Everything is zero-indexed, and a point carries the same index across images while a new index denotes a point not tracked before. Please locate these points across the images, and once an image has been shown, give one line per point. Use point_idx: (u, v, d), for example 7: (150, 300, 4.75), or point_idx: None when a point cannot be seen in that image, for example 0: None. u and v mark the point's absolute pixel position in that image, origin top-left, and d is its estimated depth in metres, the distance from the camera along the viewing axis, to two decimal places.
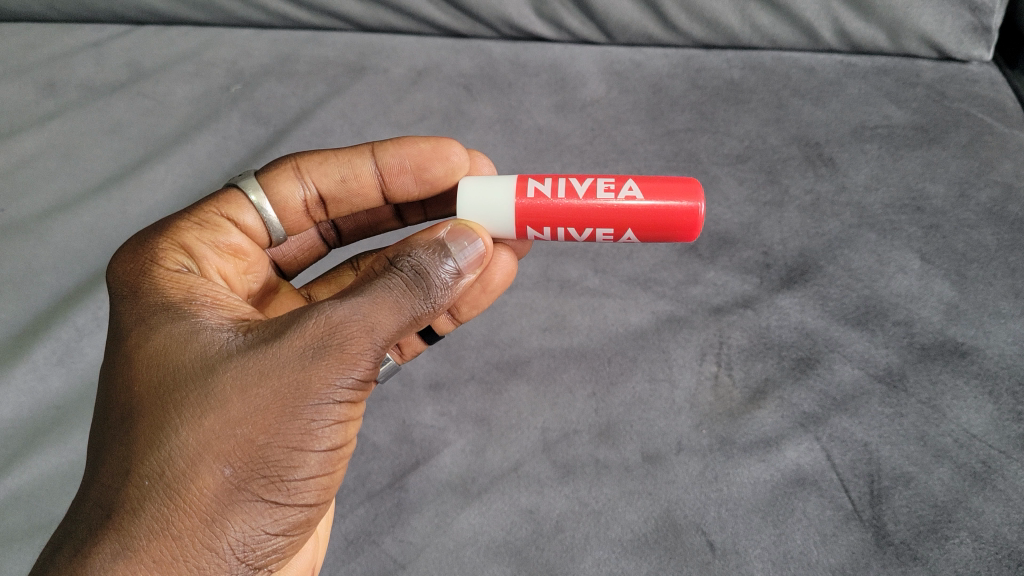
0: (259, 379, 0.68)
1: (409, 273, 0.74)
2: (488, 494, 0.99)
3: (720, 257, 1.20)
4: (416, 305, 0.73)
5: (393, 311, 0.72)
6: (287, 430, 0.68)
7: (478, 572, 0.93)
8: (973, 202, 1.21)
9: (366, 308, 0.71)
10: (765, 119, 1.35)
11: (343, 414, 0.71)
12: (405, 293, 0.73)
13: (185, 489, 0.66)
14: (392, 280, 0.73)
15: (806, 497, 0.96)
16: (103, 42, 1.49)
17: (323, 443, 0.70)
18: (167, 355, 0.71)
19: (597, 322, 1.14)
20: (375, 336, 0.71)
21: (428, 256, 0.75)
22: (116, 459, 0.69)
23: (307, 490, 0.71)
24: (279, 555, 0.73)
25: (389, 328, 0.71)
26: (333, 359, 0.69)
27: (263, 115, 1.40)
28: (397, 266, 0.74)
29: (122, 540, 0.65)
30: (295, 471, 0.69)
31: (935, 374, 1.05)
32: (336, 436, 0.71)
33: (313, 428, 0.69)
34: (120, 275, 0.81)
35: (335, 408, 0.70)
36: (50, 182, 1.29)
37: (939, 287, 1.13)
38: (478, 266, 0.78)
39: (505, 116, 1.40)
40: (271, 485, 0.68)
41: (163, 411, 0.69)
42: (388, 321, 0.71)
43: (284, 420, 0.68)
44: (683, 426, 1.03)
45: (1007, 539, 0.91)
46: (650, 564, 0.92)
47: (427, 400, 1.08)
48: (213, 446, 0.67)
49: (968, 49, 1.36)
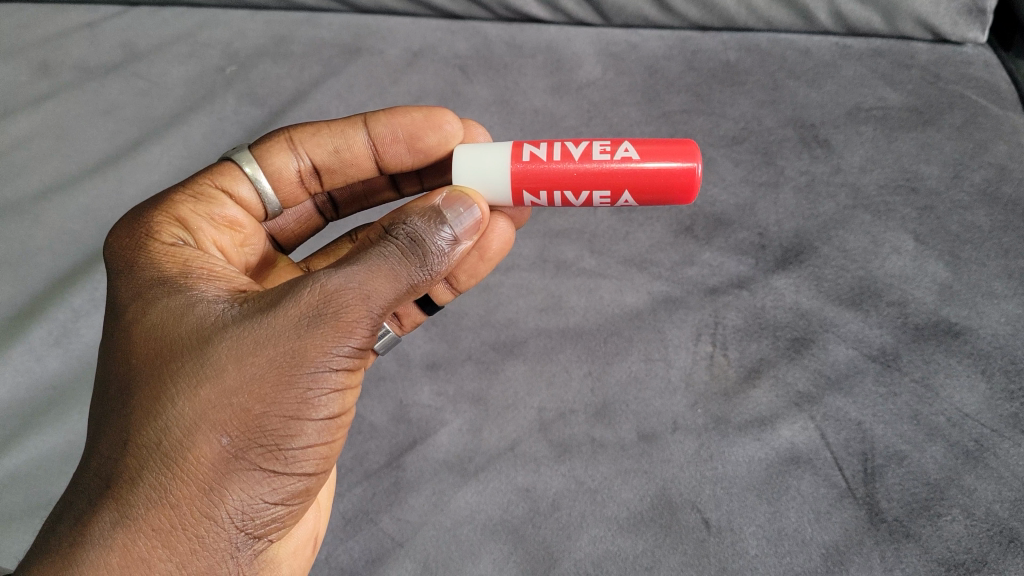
0: (255, 349, 0.68)
1: (405, 241, 0.73)
2: (485, 473, 0.99)
3: (716, 238, 1.20)
4: (413, 274, 0.73)
5: (390, 280, 0.71)
6: (284, 400, 0.69)
7: (476, 549, 0.94)
8: (967, 183, 1.22)
9: (362, 276, 0.71)
10: (761, 101, 1.36)
11: (341, 383, 0.71)
12: (402, 261, 0.72)
13: (182, 458, 0.67)
14: (388, 248, 0.73)
15: (801, 475, 0.97)
16: (98, 23, 1.48)
17: (321, 411, 0.70)
18: (163, 327, 0.71)
19: (593, 302, 1.14)
20: (371, 305, 0.70)
21: (424, 223, 0.75)
22: (117, 431, 0.69)
23: (305, 459, 0.71)
24: (279, 524, 0.73)
25: (387, 297, 0.71)
26: (329, 327, 0.69)
27: (259, 97, 1.39)
28: (393, 234, 0.74)
29: (120, 508, 0.67)
30: (293, 440, 0.69)
31: (929, 353, 1.06)
32: (335, 404, 0.71)
33: (310, 397, 0.69)
34: (116, 249, 0.81)
35: (331, 376, 0.70)
36: (45, 163, 1.28)
37: (933, 267, 1.14)
38: (475, 233, 0.78)
39: (501, 97, 1.40)
40: (269, 455, 0.69)
41: (160, 381, 0.69)
42: (384, 290, 0.71)
43: (281, 388, 0.68)
44: (679, 405, 1.04)
45: (999, 516, 0.93)
46: (646, 541, 0.93)
47: (424, 379, 1.08)
48: (209, 416, 0.67)
49: (962, 31, 1.36)
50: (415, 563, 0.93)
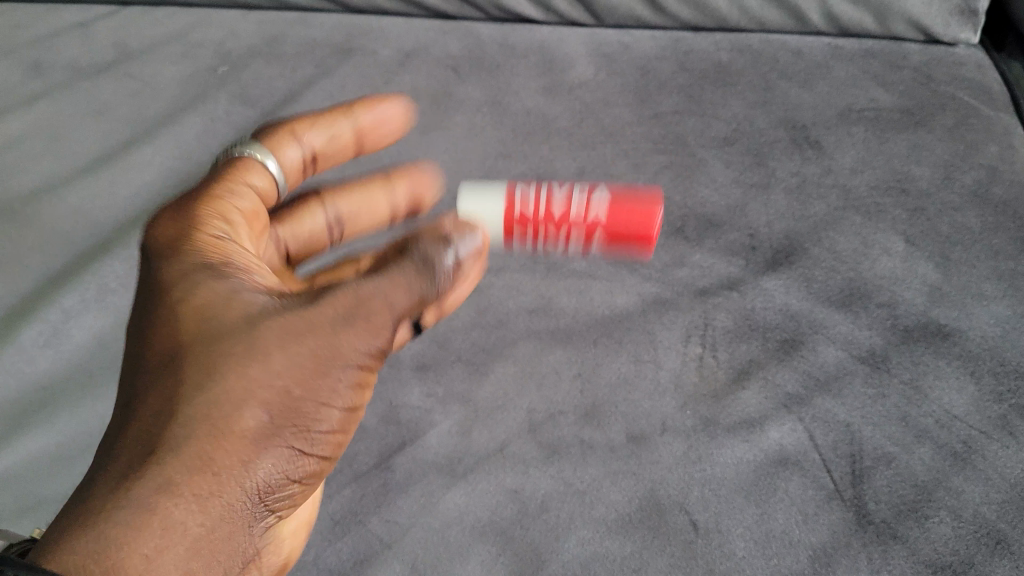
0: (297, 336, 0.73)
1: (420, 262, 0.84)
2: (474, 474, 0.98)
3: (706, 239, 1.20)
4: (426, 287, 0.83)
5: (407, 291, 0.82)
6: (319, 387, 0.74)
7: (465, 550, 0.93)
8: (958, 184, 1.23)
9: (388, 285, 0.81)
10: (752, 102, 1.36)
11: (360, 378, 0.78)
12: (419, 277, 0.83)
13: (226, 428, 0.68)
14: (409, 264, 0.84)
15: (789, 477, 0.97)
16: (89, 24, 1.50)
17: (342, 402, 0.76)
18: (210, 309, 0.75)
19: (583, 304, 1.14)
20: (393, 311, 0.80)
21: (434, 245, 0.86)
22: (156, 400, 0.70)
23: (325, 445, 0.76)
24: (287, 503, 0.76)
25: (408, 304, 0.81)
26: (359, 326, 0.77)
27: (251, 97, 1.39)
28: (411, 254, 0.85)
29: (156, 470, 0.65)
30: (320, 425, 0.74)
31: (917, 355, 1.06)
32: (352, 399, 0.78)
33: (337, 388, 0.75)
34: (161, 237, 0.86)
35: (354, 372, 0.77)
36: (37, 164, 1.28)
37: (923, 269, 1.15)
38: (477, 258, 0.90)
39: (493, 98, 1.39)
40: (300, 434, 0.73)
41: (202, 356, 0.71)
42: (404, 298, 0.81)
43: (315, 376, 0.74)
44: (669, 406, 1.04)
45: (986, 518, 0.93)
46: (635, 543, 0.93)
47: (414, 381, 1.07)
48: (254, 392, 0.70)
49: (954, 32, 1.38)
50: (403, 565, 0.92)
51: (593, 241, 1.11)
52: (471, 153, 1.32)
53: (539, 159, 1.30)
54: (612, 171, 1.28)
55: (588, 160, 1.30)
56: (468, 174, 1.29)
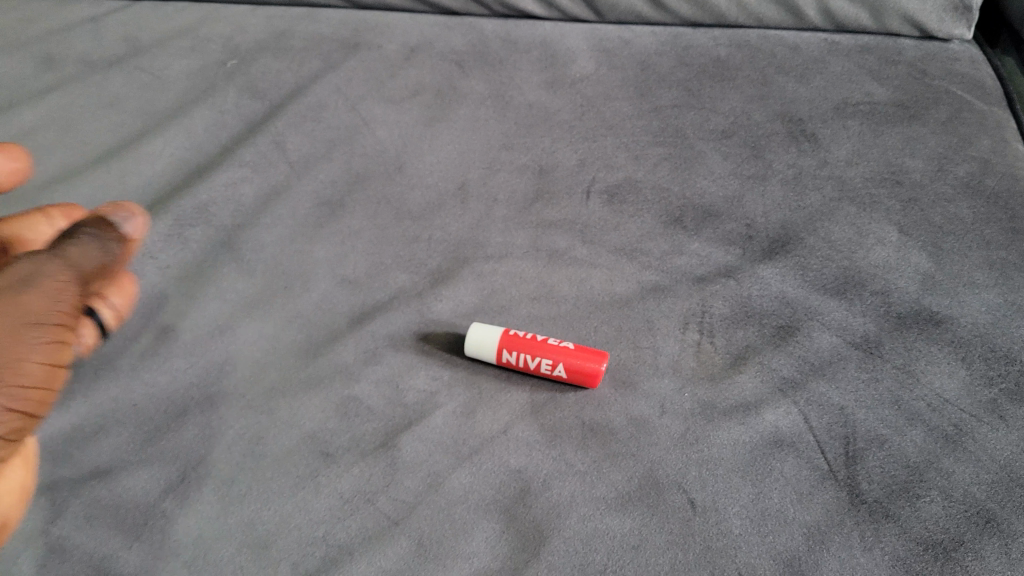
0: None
1: (93, 236, 1.05)
2: (479, 456, 1.01)
3: (704, 229, 1.23)
4: (114, 245, 1.06)
5: (98, 252, 1.03)
6: (26, 339, 0.92)
7: (470, 527, 0.95)
8: (951, 176, 1.26)
9: (57, 260, 1.00)
10: (750, 95, 1.39)
11: (58, 329, 0.97)
12: (100, 245, 1.05)
13: None
14: (84, 237, 1.04)
15: (784, 458, 1.00)
16: (100, 18, 1.53)
17: (42, 352, 0.94)
18: None
19: (584, 291, 1.17)
20: (74, 272, 1.00)
21: (122, 216, 1.12)
22: None
23: (29, 385, 0.93)
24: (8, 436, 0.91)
25: (92, 259, 1.03)
26: (49, 288, 0.96)
27: (258, 90, 1.42)
28: (77, 233, 1.04)
29: None
30: (27, 368, 0.92)
31: (910, 341, 1.09)
32: (49, 353, 0.95)
33: (33, 349, 0.93)
34: None
35: (49, 327, 0.95)
36: (49, 155, 1.31)
37: (916, 258, 1.18)
38: (136, 224, 1.12)
39: (496, 91, 1.42)
40: (12, 373, 0.91)
41: None
42: (91, 257, 1.03)
43: (21, 333, 0.92)
44: (667, 389, 1.06)
45: (976, 498, 0.95)
46: (633, 519, 0.95)
47: (420, 364, 1.09)
48: None
49: (948, 28, 1.41)
50: (410, 541, 0.93)
51: (558, 366, 1.05)
52: (474, 145, 1.35)
53: (541, 151, 1.34)
54: (612, 163, 1.32)
55: (589, 152, 1.33)
56: (471, 165, 1.32)
